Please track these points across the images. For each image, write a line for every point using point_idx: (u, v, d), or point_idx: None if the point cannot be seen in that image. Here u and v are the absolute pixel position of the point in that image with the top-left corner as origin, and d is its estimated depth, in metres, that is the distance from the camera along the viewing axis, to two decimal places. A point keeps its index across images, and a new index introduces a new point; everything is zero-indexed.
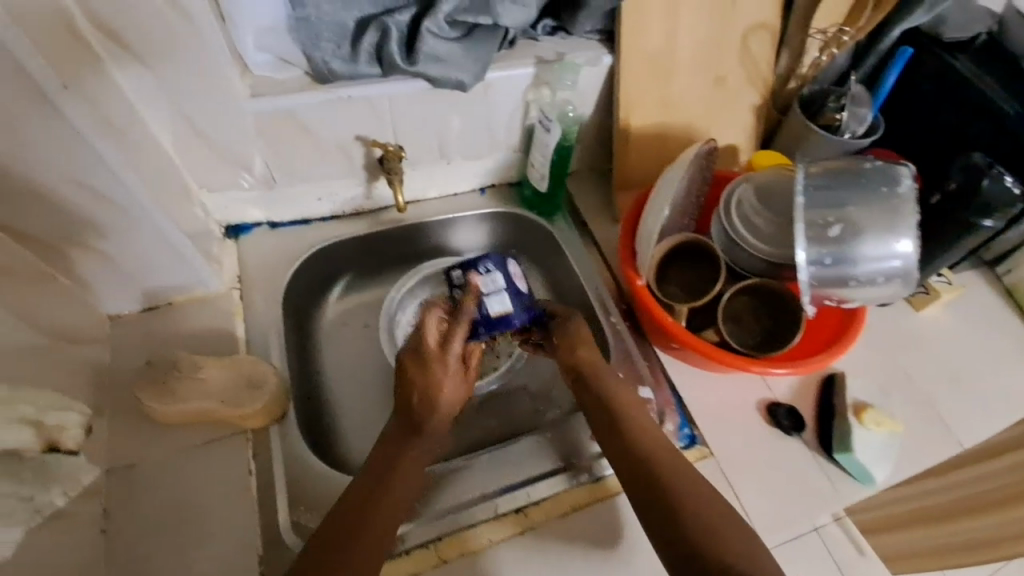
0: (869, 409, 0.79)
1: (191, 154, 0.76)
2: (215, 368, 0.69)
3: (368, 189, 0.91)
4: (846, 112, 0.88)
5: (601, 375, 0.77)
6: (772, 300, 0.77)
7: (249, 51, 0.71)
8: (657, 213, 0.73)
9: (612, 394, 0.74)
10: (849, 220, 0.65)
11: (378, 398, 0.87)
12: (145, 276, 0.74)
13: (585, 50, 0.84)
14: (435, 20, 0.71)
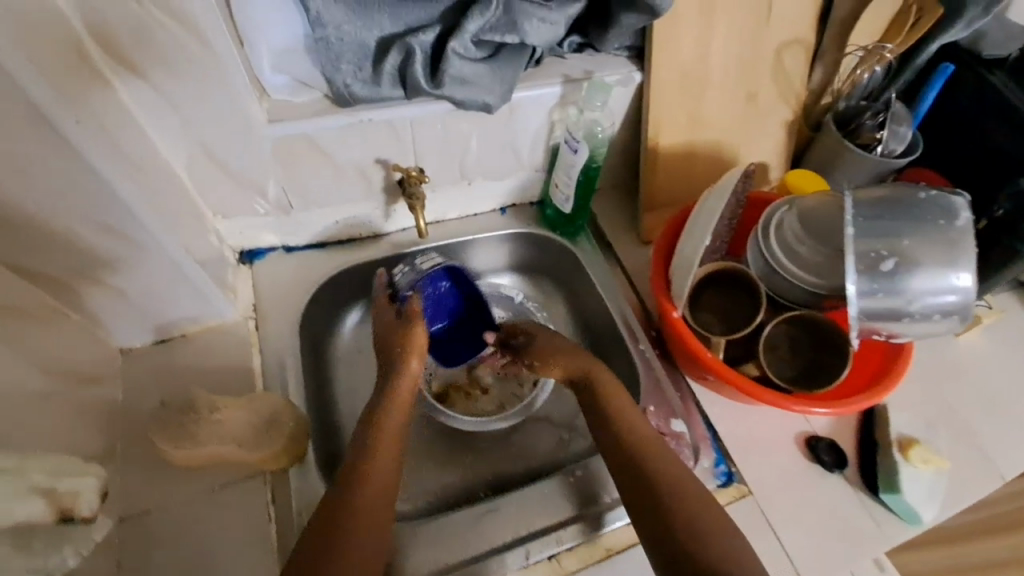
0: (915, 445, 0.74)
1: (206, 179, 0.73)
2: (234, 410, 0.66)
3: (386, 211, 0.88)
4: (885, 131, 0.84)
5: (598, 378, 0.74)
6: (816, 332, 0.74)
7: (267, 74, 0.69)
8: (698, 240, 0.69)
9: (608, 397, 0.72)
10: (905, 252, 0.61)
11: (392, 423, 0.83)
12: (157, 309, 0.71)
13: (616, 70, 0.81)
14: (461, 41, 0.68)
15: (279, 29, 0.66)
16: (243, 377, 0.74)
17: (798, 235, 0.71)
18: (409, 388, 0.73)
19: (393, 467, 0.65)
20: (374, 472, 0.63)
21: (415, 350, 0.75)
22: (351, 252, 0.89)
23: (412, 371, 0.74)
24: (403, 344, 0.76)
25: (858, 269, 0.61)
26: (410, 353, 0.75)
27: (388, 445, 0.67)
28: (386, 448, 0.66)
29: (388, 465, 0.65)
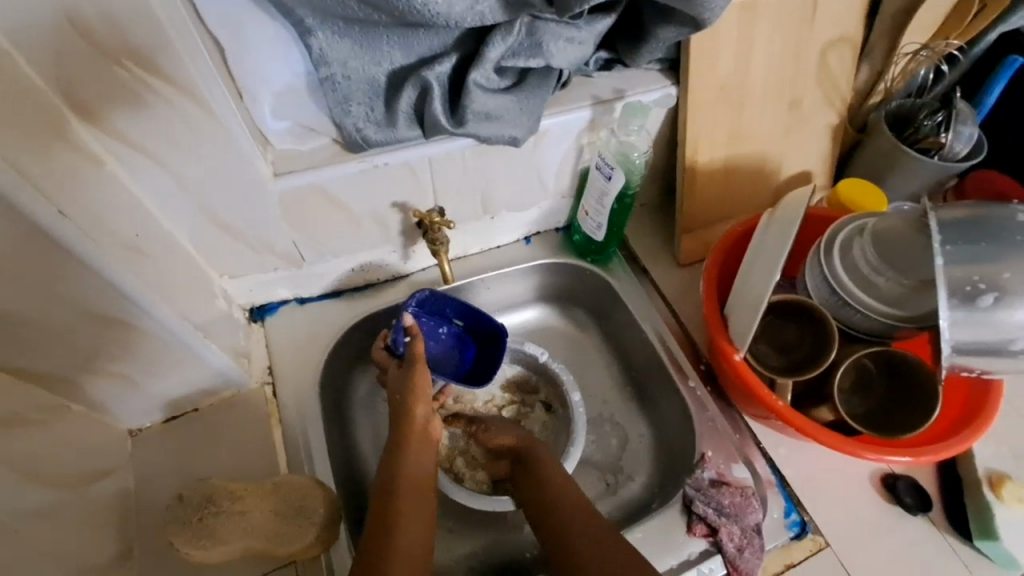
0: (1008, 482, 0.66)
1: (212, 244, 0.68)
2: (257, 499, 0.60)
3: (405, 253, 0.81)
4: (949, 133, 0.76)
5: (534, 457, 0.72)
6: (890, 368, 0.67)
7: (269, 122, 0.62)
8: (765, 274, 0.61)
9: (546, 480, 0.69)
10: (1007, 283, 0.54)
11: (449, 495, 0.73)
12: (166, 386, 0.66)
13: (651, 87, 0.74)
14: (483, 71, 0.61)
15: (279, 72, 0.60)
16: (264, 453, 0.69)
17: (873, 263, 0.64)
18: (422, 431, 0.67)
19: (424, 506, 0.62)
20: (408, 503, 0.61)
21: (420, 394, 0.69)
22: (369, 300, 0.82)
23: (419, 417, 0.68)
24: (404, 391, 0.69)
25: (951, 302, 0.54)
26: (415, 397, 0.68)
27: (411, 484, 0.63)
28: (413, 490, 0.62)
29: (420, 508, 0.61)
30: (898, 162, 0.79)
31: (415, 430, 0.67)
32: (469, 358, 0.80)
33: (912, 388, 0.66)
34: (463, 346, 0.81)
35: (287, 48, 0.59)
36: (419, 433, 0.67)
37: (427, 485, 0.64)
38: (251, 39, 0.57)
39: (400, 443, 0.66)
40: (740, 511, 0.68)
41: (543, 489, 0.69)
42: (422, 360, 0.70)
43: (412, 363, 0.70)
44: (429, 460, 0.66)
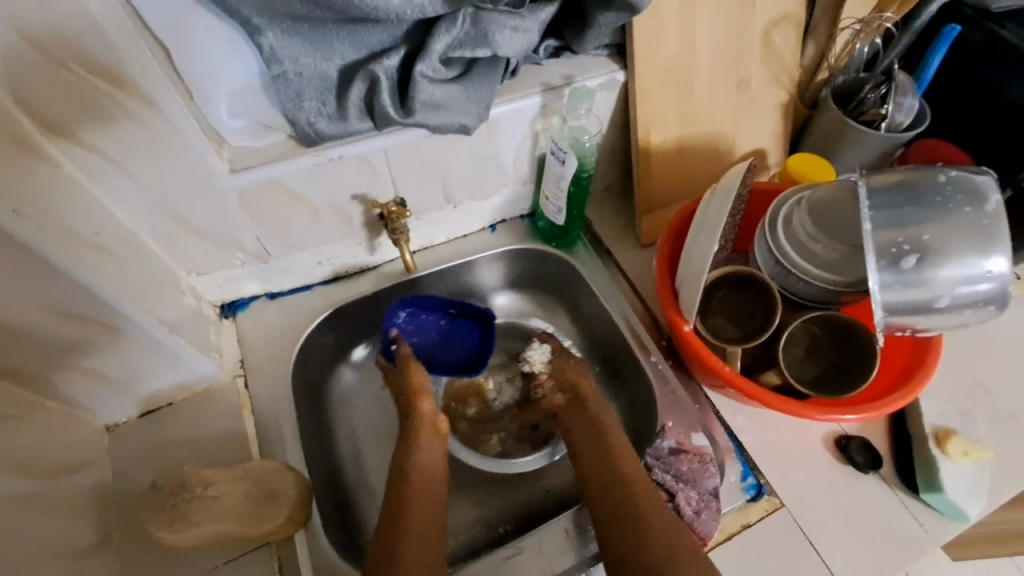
0: (953, 437, 0.69)
1: (178, 243, 0.70)
2: (228, 484, 0.63)
3: (371, 244, 0.84)
4: (890, 104, 0.78)
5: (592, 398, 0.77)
6: (842, 335, 0.70)
7: (225, 121, 0.64)
8: (706, 247, 0.64)
9: (598, 415, 0.74)
10: (928, 243, 0.56)
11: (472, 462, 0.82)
12: (137, 382, 0.68)
13: (597, 73, 0.76)
14: (429, 63, 0.63)
15: (233, 70, 0.61)
16: (238, 441, 0.71)
17: (810, 232, 0.67)
18: (431, 422, 0.73)
19: (437, 486, 0.67)
20: (423, 482, 0.66)
21: (423, 393, 0.74)
22: (338, 291, 0.85)
23: (426, 412, 0.73)
24: (406, 392, 0.75)
25: (879, 264, 0.56)
26: (419, 394, 0.74)
27: (422, 472, 0.67)
28: (426, 479, 0.67)
29: (433, 495, 0.66)
30: (843, 136, 0.81)
31: (424, 424, 0.72)
32: (471, 345, 0.85)
33: (854, 341, 0.69)
34: (464, 335, 0.85)
35: (239, 48, 0.60)
36: (428, 423, 0.72)
37: (437, 467, 0.69)
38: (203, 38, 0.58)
39: (415, 430, 0.71)
40: (698, 477, 0.70)
41: (599, 449, 0.70)
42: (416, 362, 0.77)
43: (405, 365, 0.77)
44: (437, 451, 0.71)
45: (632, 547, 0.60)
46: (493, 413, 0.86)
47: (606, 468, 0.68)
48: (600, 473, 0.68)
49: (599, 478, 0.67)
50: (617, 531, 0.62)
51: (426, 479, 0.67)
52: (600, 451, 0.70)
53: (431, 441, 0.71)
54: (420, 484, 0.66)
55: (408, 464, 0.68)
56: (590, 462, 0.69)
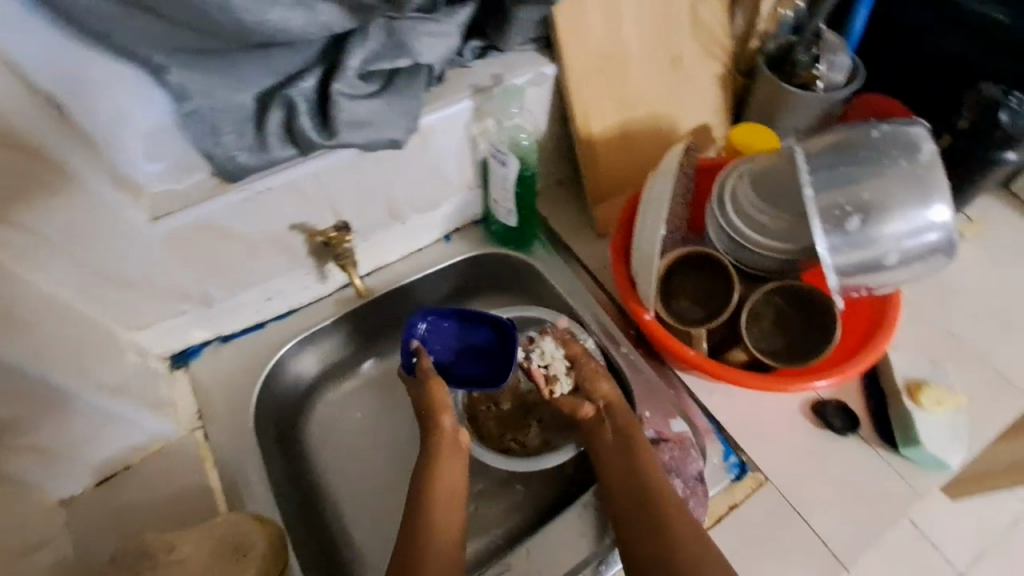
0: (925, 387, 0.69)
1: (111, 301, 0.66)
2: (193, 546, 0.59)
3: (321, 272, 0.81)
4: (822, 64, 0.79)
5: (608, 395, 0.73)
6: (805, 302, 0.69)
7: (139, 166, 0.59)
8: (654, 227, 0.63)
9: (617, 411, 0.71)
10: (869, 201, 0.56)
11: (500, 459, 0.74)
12: (87, 451, 0.65)
13: (525, 68, 0.74)
14: (346, 80, 0.61)
15: (141, 112, 0.57)
16: (203, 497, 0.68)
17: (757, 205, 0.66)
18: (451, 439, 0.69)
19: (456, 509, 0.64)
20: (440, 509, 0.63)
21: (444, 407, 0.70)
22: (294, 324, 0.83)
23: (447, 428, 0.70)
24: (426, 406, 0.71)
25: (825, 229, 0.55)
26: (440, 411, 0.70)
27: (445, 492, 0.65)
28: (446, 499, 0.64)
29: (455, 516, 0.64)
30: (782, 102, 0.81)
31: (445, 440, 0.69)
32: (493, 355, 0.78)
33: (815, 306, 0.68)
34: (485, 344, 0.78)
35: (144, 89, 0.57)
36: (448, 438, 0.69)
37: (459, 490, 0.66)
38: (103, 83, 0.54)
39: (434, 452, 0.68)
40: (680, 464, 0.69)
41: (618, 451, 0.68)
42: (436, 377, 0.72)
43: (423, 379, 0.72)
44: (459, 469, 0.67)
45: (652, 551, 0.58)
46: (524, 409, 0.83)
47: (627, 468, 0.66)
48: (620, 474, 0.66)
49: (620, 479, 0.65)
50: (636, 535, 0.60)
51: (447, 499, 0.64)
52: (619, 455, 0.67)
53: (451, 463, 0.67)
54: (442, 504, 0.64)
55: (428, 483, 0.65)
56: (611, 463, 0.67)
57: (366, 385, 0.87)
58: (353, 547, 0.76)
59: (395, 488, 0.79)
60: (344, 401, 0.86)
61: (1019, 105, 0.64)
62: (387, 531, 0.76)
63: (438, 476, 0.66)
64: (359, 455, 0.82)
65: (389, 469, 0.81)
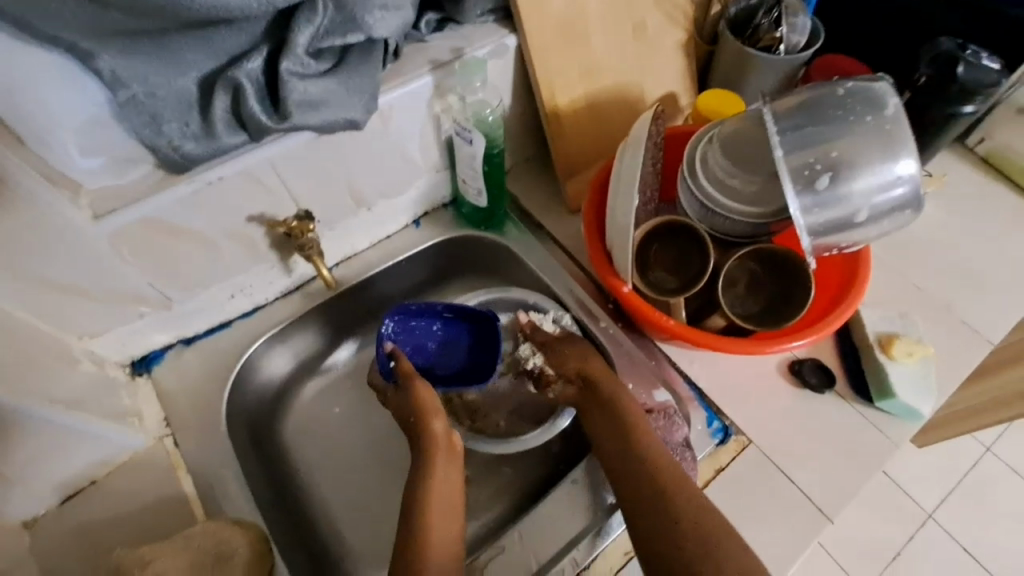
0: (896, 340, 0.71)
1: (57, 311, 0.62)
2: (170, 558, 0.56)
3: (285, 265, 0.78)
4: (783, 26, 0.78)
5: (603, 377, 0.71)
6: (776, 265, 0.70)
7: (75, 161, 0.55)
8: (628, 198, 0.62)
9: (616, 394, 0.69)
10: (838, 159, 0.56)
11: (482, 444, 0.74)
12: (45, 470, 0.61)
13: (485, 40, 0.71)
14: (295, 58, 0.57)
15: (72, 105, 0.53)
16: (179, 507, 0.65)
17: (725, 168, 0.66)
18: (445, 444, 0.67)
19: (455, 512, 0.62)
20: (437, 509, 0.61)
21: (433, 411, 0.67)
22: (261, 321, 0.80)
23: (439, 434, 0.67)
24: (414, 413, 0.68)
25: (797, 189, 0.55)
26: (430, 415, 0.67)
27: (440, 499, 0.62)
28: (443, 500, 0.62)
29: (452, 521, 0.61)
30: (746, 65, 0.80)
31: (439, 446, 0.66)
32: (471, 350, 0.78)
33: (788, 268, 0.69)
34: (459, 340, 0.79)
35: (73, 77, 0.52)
36: (443, 447, 0.66)
37: (455, 492, 0.64)
38: (25, 76, 0.50)
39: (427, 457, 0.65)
40: (666, 432, 0.69)
41: (621, 434, 0.65)
42: (421, 380, 0.69)
43: (409, 382, 0.69)
44: (452, 470, 0.65)
45: (666, 537, 0.55)
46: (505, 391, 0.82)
47: (634, 454, 0.63)
48: (626, 460, 0.63)
49: (625, 467, 0.63)
50: (648, 521, 0.57)
51: (444, 503, 0.62)
52: (622, 437, 0.65)
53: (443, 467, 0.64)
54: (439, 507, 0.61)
55: (423, 488, 0.62)
56: (614, 450, 0.65)
57: (343, 379, 0.85)
58: (340, 542, 0.74)
59: (380, 482, 0.78)
60: (319, 398, 0.83)
61: (975, 58, 0.65)
62: (375, 525, 0.75)
63: (433, 480, 0.63)
64: (338, 452, 0.80)
65: (372, 462, 0.79)
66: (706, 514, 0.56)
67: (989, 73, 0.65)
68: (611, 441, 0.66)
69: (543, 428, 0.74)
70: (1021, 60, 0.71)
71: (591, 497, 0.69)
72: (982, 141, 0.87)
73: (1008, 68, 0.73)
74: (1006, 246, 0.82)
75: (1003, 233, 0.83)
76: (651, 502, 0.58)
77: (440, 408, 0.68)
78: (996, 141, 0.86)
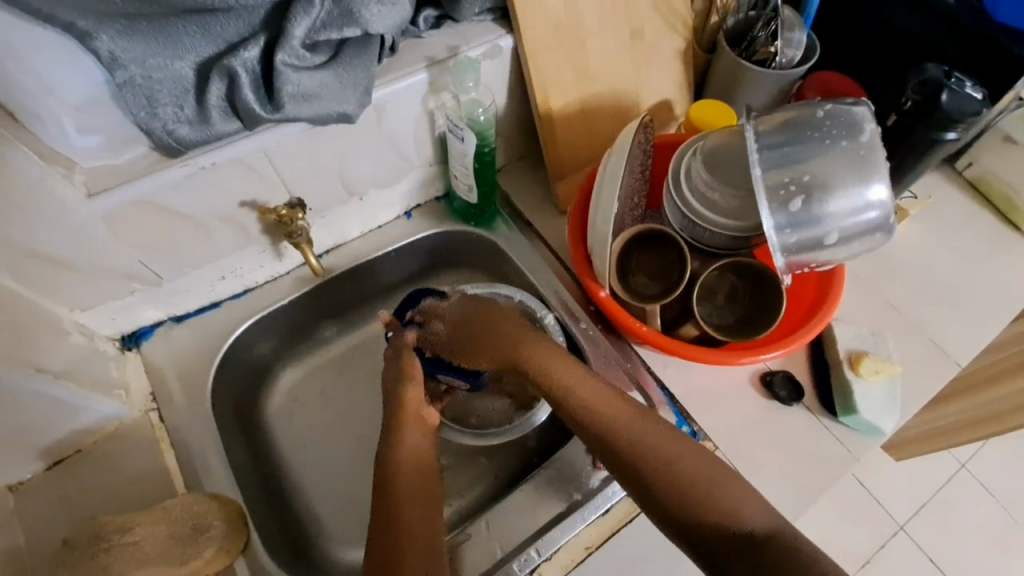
0: (865, 358, 0.73)
1: (45, 283, 0.63)
2: (150, 526, 0.60)
3: (276, 250, 0.80)
4: (779, 41, 0.78)
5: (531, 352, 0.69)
6: (753, 277, 0.71)
7: (72, 140, 0.57)
8: (608, 208, 0.64)
9: (558, 361, 0.67)
10: (812, 182, 0.57)
11: (464, 433, 0.76)
12: (33, 434, 0.63)
13: (480, 40, 0.72)
14: (290, 50, 0.58)
15: (69, 82, 0.54)
16: (161, 478, 0.67)
17: (708, 181, 0.67)
18: (416, 416, 0.68)
19: (426, 488, 0.62)
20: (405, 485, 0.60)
21: (412, 377, 0.70)
22: (251, 303, 0.81)
23: (410, 400, 0.69)
24: (394, 381, 0.71)
25: (771, 207, 0.57)
26: (410, 381, 0.70)
27: (410, 467, 0.62)
28: (413, 471, 0.62)
29: (424, 490, 0.61)
30: (740, 78, 0.81)
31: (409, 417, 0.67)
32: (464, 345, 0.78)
33: (763, 283, 0.71)
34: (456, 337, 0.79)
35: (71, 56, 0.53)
36: (413, 418, 0.67)
37: (425, 469, 0.64)
38: (27, 55, 0.52)
39: (396, 433, 0.66)
40: None
41: (578, 400, 0.63)
42: (408, 352, 0.73)
43: (400, 351, 0.73)
44: (424, 445, 0.66)
45: (673, 499, 0.54)
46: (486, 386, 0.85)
47: (600, 417, 0.61)
48: (589, 423, 0.61)
49: (595, 433, 0.61)
50: (649, 489, 0.55)
51: (413, 476, 0.62)
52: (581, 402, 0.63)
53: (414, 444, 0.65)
54: (410, 481, 0.61)
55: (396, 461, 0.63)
56: (576, 416, 0.63)
57: (328, 363, 0.88)
58: (317, 520, 0.77)
59: (358, 465, 0.80)
60: (303, 380, 0.86)
61: (959, 87, 0.66)
62: (351, 506, 0.78)
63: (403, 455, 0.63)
64: (319, 434, 0.82)
65: (351, 446, 0.82)
66: (684, 457, 0.56)
67: (972, 103, 0.66)
68: (576, 416, 0.63)
69: (521, 422, 0.76)
70: (1006, 90, 0.73)
71: (562, 491, 0.71)
72: (970, 165, 0.89)
73: (995, 97, 0.74)
74: (984, 270, 0.83)
75: (983, 258, 0.84)
76: (642, 471, 0.56)
77: (420, 376, 0.71)
78: (983, 166, 0.87)
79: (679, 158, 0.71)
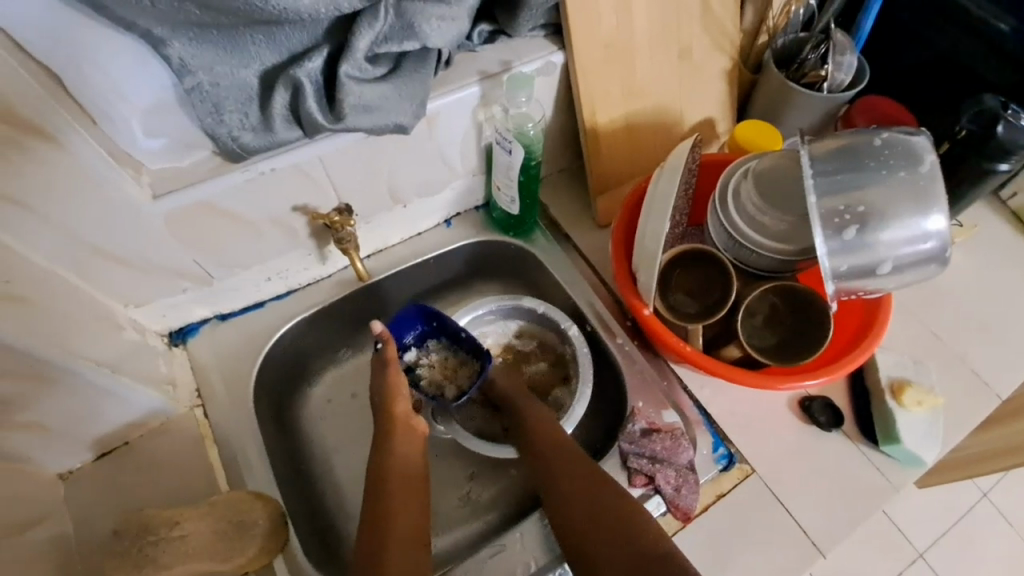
0: (907, 387, 0.72)
1: (105, 278, 0.65)
2: (195, 521, 0.61)
3: (321, 253, 0.81)
4: (829, 64, 0.78)
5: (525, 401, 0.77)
6: (798, 302, 0.71)
7: (139, 142, 0.58)
8: (659, 225, 0.64)
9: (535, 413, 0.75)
10: (868, 211, 0.57)
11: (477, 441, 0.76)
12: (87, 425, 0.65)
13: (534, 55, 0.73)
14: (354, 62, 0.60)
15: (140, 87, 0.55)
16: (203, 474, 0.69)
17: (758, 204, 0.68)
18: (406, 425, 0.72)
19: (413, 492, 0.67)
20: (397, 487, 0.67)
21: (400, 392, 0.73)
22: (293, 304, 0.83)
23: (401, 414, 0.72)
24: (382, 391, 0.74)
25: (825, 234, 0.57)
26: (396, 391, 0.73)
27: (400, 476, 0.68)
28: (401, 476, 0.68)
29: (411, 499, 0.67)
30: (787, 100, 0.81)
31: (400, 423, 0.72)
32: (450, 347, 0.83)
33: (806, 307, 0.71)
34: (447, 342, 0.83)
35: (144, 62, 0.55)
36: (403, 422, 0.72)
37: (416, 478, 0.69)
38: (99, 57, 0.52)
39: (385, 442, 0.70)
40: (671, 453, 0.71)
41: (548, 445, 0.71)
42: (396, 365, 0.74)
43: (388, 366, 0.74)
44: (414, 447, 0.71)
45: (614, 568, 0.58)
46: None
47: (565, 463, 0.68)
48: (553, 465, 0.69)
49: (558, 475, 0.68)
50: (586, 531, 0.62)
51: (404, 480, 0.68)
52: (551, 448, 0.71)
53: (405, 451, 0.70)
54: (399, 486, 0.67)
55: (389, 466, 0.68)
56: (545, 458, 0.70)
57: (363, 367, 0.89)
58: (349, 523, 0.78)
59: None
60: (339, 382, 0.87)
61: (1016, 118, 0.65)
62: None
63: (393, 462, 0.69)
64: (353, 436, 0.83)
65: None
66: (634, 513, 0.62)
67: None
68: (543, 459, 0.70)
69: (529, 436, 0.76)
70: None
71: None
72: (1014, 196, 0.88)
73: None
74: None
75: None
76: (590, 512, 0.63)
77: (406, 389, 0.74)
78: None
79: (728, 177, 0.71)
